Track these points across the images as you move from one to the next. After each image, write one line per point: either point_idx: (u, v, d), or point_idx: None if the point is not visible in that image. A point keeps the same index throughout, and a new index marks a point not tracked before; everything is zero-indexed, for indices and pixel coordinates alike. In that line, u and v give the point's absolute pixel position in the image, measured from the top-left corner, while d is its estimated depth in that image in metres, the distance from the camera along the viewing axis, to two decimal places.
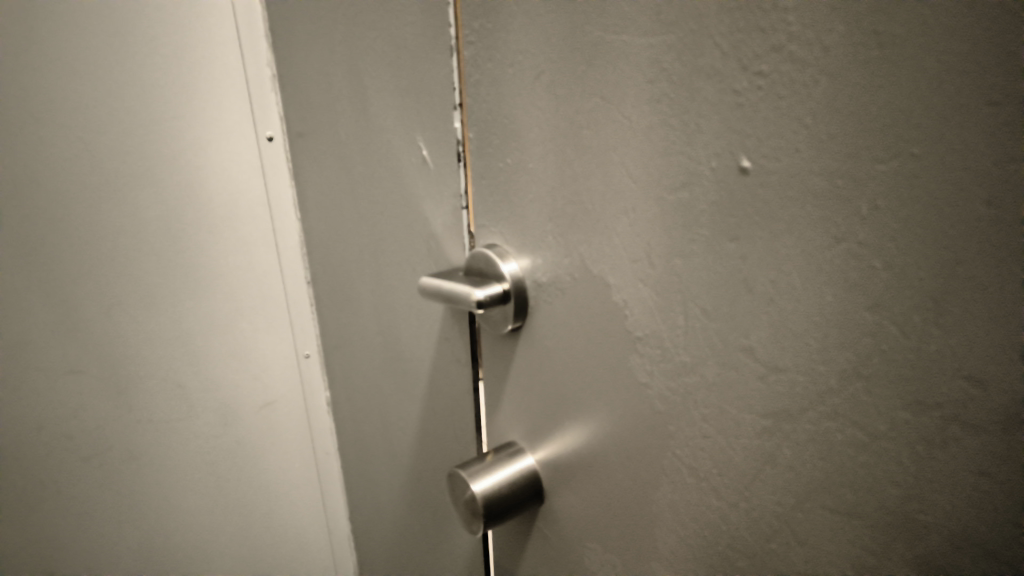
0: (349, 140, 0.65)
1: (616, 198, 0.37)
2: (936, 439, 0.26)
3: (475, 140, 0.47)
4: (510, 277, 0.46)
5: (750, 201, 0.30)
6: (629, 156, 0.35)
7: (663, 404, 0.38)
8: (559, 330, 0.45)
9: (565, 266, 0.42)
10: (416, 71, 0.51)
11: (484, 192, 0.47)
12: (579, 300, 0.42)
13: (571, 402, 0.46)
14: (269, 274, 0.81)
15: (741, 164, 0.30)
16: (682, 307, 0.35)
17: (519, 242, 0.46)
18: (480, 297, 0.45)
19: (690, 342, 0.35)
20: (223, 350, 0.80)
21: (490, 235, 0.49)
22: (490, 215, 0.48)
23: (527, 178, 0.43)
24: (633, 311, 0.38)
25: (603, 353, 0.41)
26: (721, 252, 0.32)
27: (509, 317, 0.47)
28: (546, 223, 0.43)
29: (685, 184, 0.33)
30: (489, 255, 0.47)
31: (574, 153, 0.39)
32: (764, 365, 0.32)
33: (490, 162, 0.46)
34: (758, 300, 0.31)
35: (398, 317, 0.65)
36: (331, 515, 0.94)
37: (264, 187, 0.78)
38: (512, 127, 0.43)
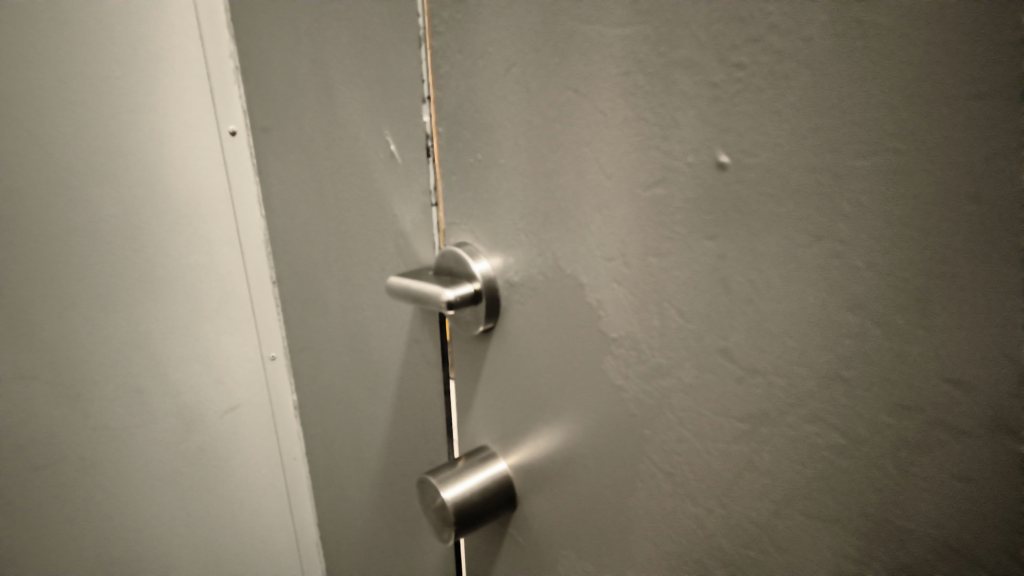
0: (315, 135, 0.62)
1: (589, 195, 0.36)
2: (920, 444, 0.25)
3: (444, 135, 0.45)
4: (481, 276, 0.45)
5: (728, 198, 0.29)
6: (603, 151, 0.34)
7: (639, 408, 0.37)
8: (532, 331, 0.43)
9: (538, 265, 0.41)
10: (384, 63, 0.49)
11: (454, 189, 0.46)
12: (552, 301, 0.41)
13: (545, 406, 0.44)
14: (233, 274, 0.79)
15: (719, 160, 0.29)
16: (658, 308, 0.34)
17: (490, 241, 0.44)
18: (450, 298, 0.43)
19: (666, 344, 0.34)
20: (185, 352, 0.77)
21: (460, 234, 0.47)
22: (460, 213, 0.46)
23: (498, 174, 0.41)
24: (607, 312, 0.37)
25: (576, 355, 0.40)
26: (697, 251, 0.31)
27: (480, 318, 0.45)
28: (518, 220, 0.41)
29: (660, 180, 0.32)
30: (460, 254, 0.46)
31: (547, 149, 0.37)
32: (742, 367, 0.31)
33: (460, 157, 0.44)
34: (735, 301, 0.30)
35: (367, 317, 0.63)
36: (298, 520, 0.92)
37: (227, 183, 0.76)
38: (483, 121, 0.41)
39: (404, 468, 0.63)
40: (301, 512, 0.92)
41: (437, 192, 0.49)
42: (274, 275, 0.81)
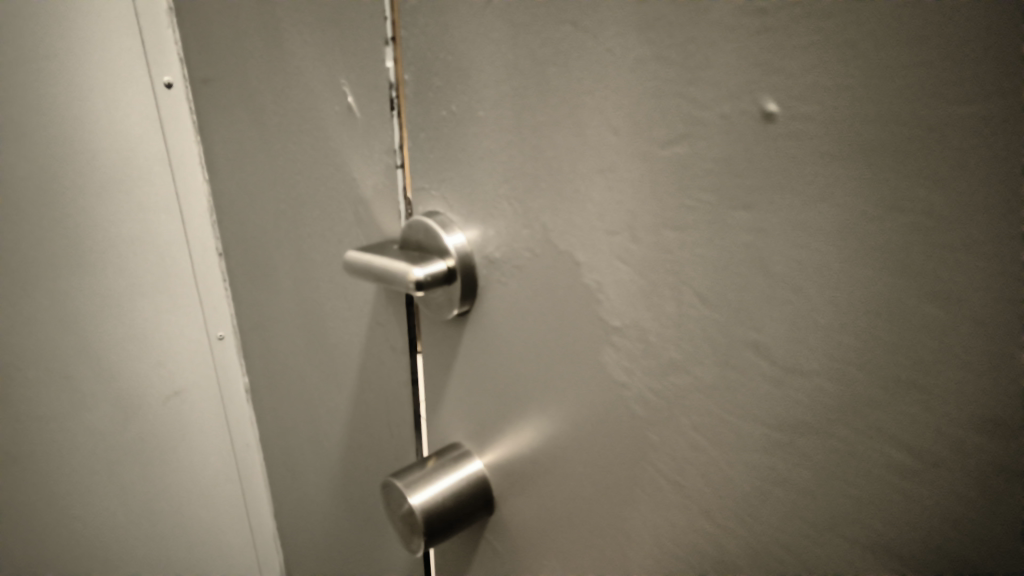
0: (262, 86, 0.54)
1: (591, 155, 0.29)
2: (1012, 469, 0.20)
3: (411, 83, 0.38)
4: (455, 252, 0.38)
5: (774, 158, 0.23)
6: (610, 100, 0.28)
7: (644, 409, 0.31)
8: (514, 315, 0.37)
9: (523, 239, 0.34)
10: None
11: (423, 148, 0.39)
12: (539, 282, 0.34)
13: (529, 402, 0.39)
14: (174, 246, 0.71)
15: (765, 108, 0.23)
16: (673, 294, 0.28)
17: (466, 210, 0.38)
18: (419, 277, 0.37)
19: (682, 336, 0.28)
20: (120, 332, 0.69)
21: (430, 200, 0.40)
22: (429, 177, 0.39)
23: (476, 130, 0.34)
24: (608, 295, 0.31)
25: (569, 345, 0.34)
26: (728, 224, 0.25)
27: (453, 301, 0.39)
28: (499, 185, 0.34)
29: (684, 135, 0.25)
30: (429, 225, 0.39)
31: (538, 98, 0.31)
32: (780, 367, 0.25)
33: (430, 110, 0.37)
34: (776, 286, 0.24)
35: (324, 295, 0.56)
36: (252, 511, 0.85)
37: (164, 143, 0.67)
38: (458, 65, 0.34)
39: (367, 460, 0.57)
40: (256, 504, 0.85)
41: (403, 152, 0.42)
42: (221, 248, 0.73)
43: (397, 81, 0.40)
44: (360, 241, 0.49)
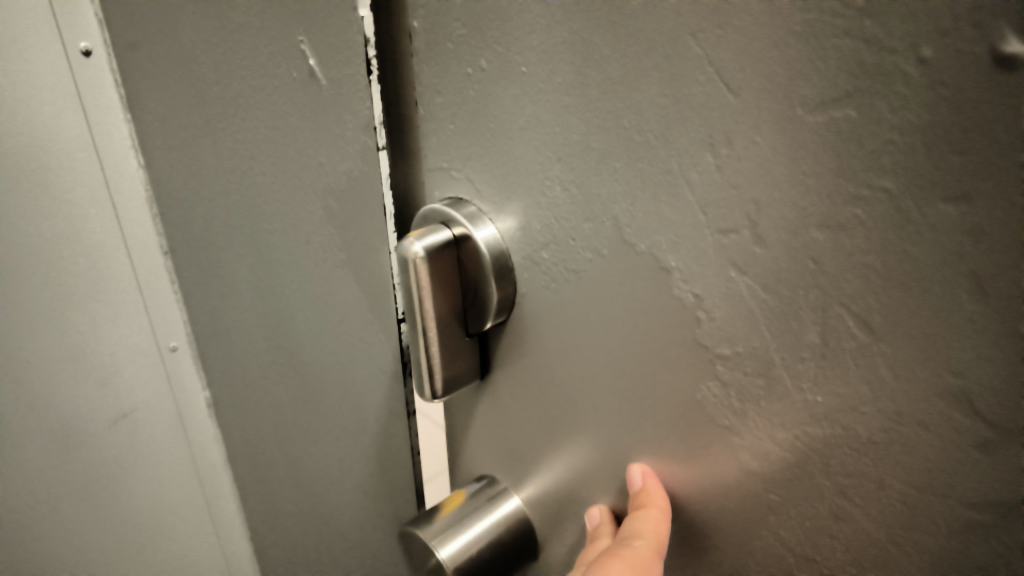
0: (199, 49, 0.44)
1: (687, 122, 0.20)
2: None
3: (419, 33, 0.29)
4: (483, 242, 0.29)
5: (1013, 123, 0.15)
6: (722, 44, 0.19)
7: (763, 462, 0.22)
8: (561, 329, 0.28)
9: (582, 233, 0.25)
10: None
11: (443, 118, 0.30)
12: (599, 290, 0.25)
13: (578, 440, 0.29)
14: (108, 247, 0.59)
15: (1001, 50, 0.14)
16: (815, 316, 0.19)
17: (497, 194, 0.28)
18: (421, 251, 0.27)
19: (826, 374, 0.20)
20: (65, 357, 0.58)
21: (451, 182, 0.31)
22: (450, 153, 0.30)
23: (515, 90, 0.25)
24: (712, 313, 0.22)
25: (648, 371, 0.25)
26: (920, 222, 0.17)
27: (482, 287, 0.29)
28: (549, 163, 0.25)
29: (853, 93, 0.17)
30: (450, 216, 0.29)
31: (609, 47, 0.21)
32: (992, 427, 0.17)
33: (449, 67, 0.28)
34: (1001, 313, 0.16)
35: (293, 298, 0.48)
36: (219, 517, 0.75)
37: (89, 123, 0.55)
38: (489, 3, 0.25)
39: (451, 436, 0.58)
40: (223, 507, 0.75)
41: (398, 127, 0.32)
42: (162, 241, 0.62)
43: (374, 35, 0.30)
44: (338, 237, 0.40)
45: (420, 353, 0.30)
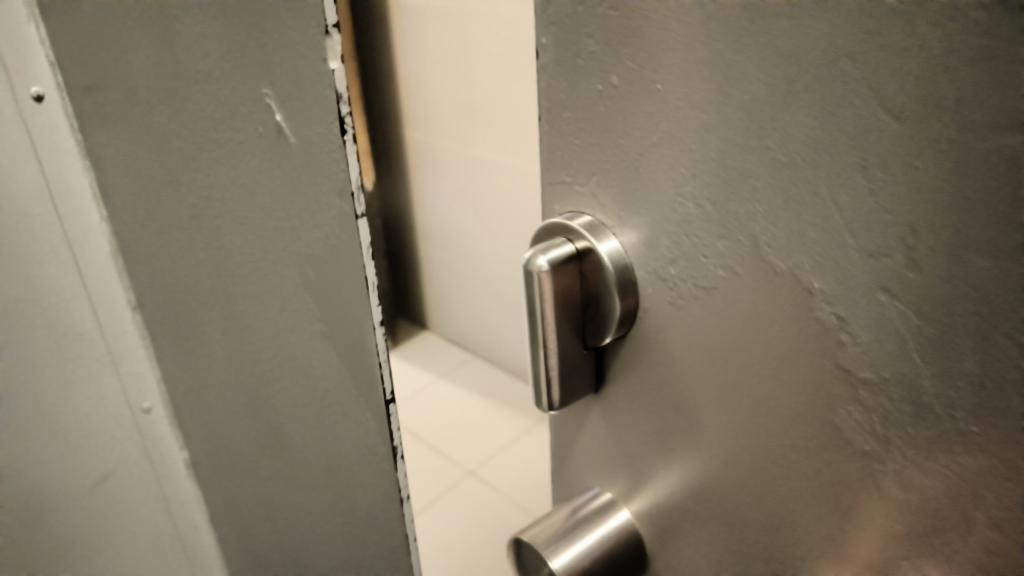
0: (157, 97, 0.42)
1: (847, 132, 0.18)
2: None
3: (550, 39, 0.26)
4: (607, 254, 0.27)
5: None
6: (884, 65, 0.17)
7: (907, 495, 0.20)
8: (681, 349, 0.26)
9: (716, 248, 0.23)
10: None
11: (563, 133, 0.27)
12: (732, 307, 0.23)
13: (692, 463, 0.27)
14: (72, 308, 0.52)
15: None
16: (978, 345, 0.18)
17: (626, 211, 0.26)
18: (542, 264, 0.27)
19: (988, 405, 0.18)
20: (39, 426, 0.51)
21: (569, 196, 0.28)
22: (574, 165, 0.27)
23: (650, 103, 0.23)
24: (857, 338, 0.20)
25: (779, 394, 0.23)
26: None
27: (605, 302, 0.27)
28: (681, 179, 0.23)
29: None
30: (572, 227, 0.27)
31: (759, 60, 0.20)
32: None
33: (576, 80, 0.26)
34: None
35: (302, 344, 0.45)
36: None
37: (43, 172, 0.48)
38: (631, 13, 0.23)
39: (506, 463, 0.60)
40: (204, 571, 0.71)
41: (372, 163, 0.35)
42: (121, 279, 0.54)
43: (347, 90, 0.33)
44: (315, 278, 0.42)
45: (537, 362, 0.29)
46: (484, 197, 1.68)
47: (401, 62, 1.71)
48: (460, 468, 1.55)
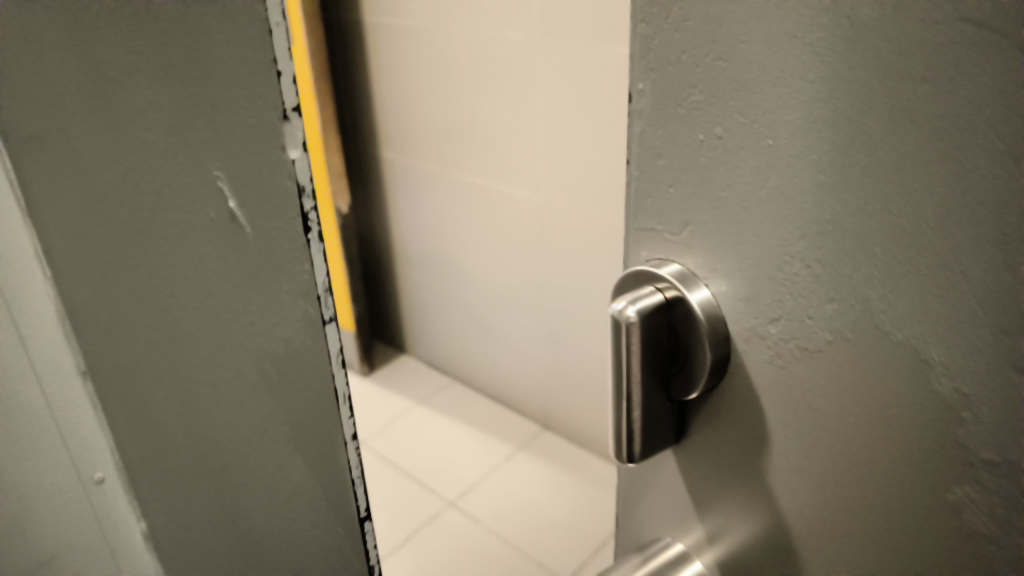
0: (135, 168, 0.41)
1: (876, 223, 0.28)
2: None
3: (662, 134, 0.36)
4: (693, 301, 0.36)
5: None
6: (1016, 134, 0.24)
7: (995, 489, 0.27)
8: (788, 378, 0.34)
9: (834, 307, 0.31)
10: (208, 55, 0.39)
11: (673, 181, 0.36)
12: (849, 350, 0.31)
13: (801, 470, 0.35)
14: None
15: None
16: None
17: (720, 264, 0.36)
18: (633, 313, 0.36)
19: None
20: None
21: (655, 243, 0.39)
22: (666, 218, 0.38)
23: (756, 159, 0.32)
24: (949, 373, 0.28)
25: (882, 413, 0.30)
26: None
27: (694, 340, 0.37)
28: (790, 237, 0.32)
29: None
30: (659, 276, 0.37)
31: (864, 141, 0.28)
32: None
33: (676, 133, 0.35)
34: None
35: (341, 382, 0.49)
36: None
37: None
38: (740, 79, 0.32)
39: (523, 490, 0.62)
40: None
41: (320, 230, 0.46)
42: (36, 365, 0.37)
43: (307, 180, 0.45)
44: (277, 373, 0.48)
45: (623, 388, 0.38)
46: (463, 218, 1.75)
47: (379, 87, 1.75)
48: (441, 500, 1.63)
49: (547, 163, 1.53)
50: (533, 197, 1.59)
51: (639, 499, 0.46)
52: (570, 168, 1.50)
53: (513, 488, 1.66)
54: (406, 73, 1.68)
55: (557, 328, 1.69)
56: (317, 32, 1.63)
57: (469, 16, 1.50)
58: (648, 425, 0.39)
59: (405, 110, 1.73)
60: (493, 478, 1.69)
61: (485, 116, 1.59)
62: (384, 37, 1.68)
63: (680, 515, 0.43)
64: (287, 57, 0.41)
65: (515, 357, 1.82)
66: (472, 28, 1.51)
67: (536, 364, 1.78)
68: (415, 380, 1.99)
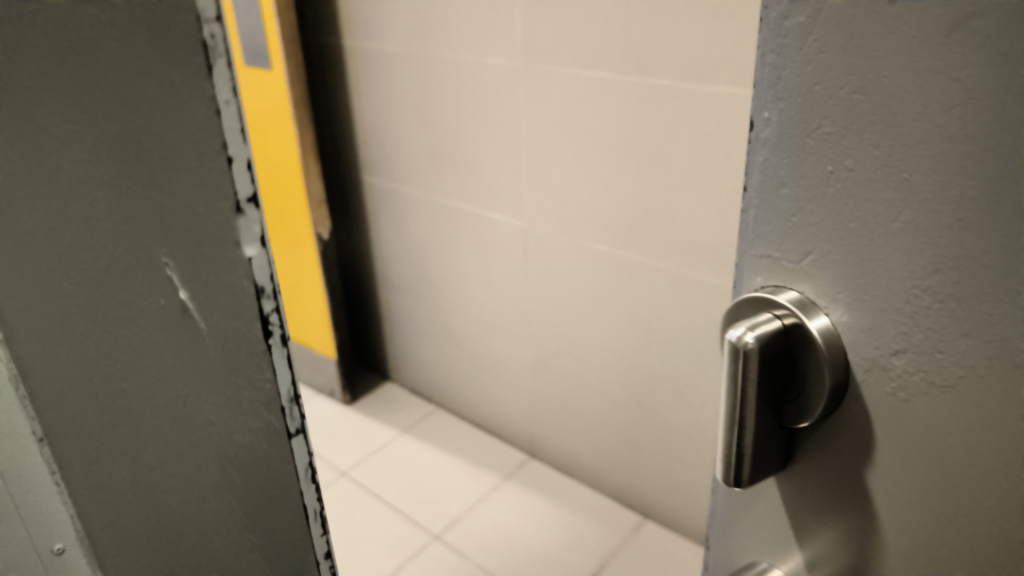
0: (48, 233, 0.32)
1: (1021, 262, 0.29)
2: None
3: (787, 163, 0.37)
4: (812, 327, 0.37)
5: None
6: None
7: None
8: (912, 412, 0.35)
9: (968, 342, 0.32)
10: (141, 124, 0.29)
11: (795, 211, 0.38)
12: (982, 386, 0.32)
13: (925, 504, 0.35)
14: None
15: None
16: None
17: (842, 293, 0.36)
18: (752, 339, 0.37)
19: None
20: None
21: (771, 269, 0.40)
22: (784, 245, 0.39)
23: (891, 194, 0.33)
24: None
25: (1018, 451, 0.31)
26: None
27: (813, 366, 0.37)
28: (922, 271, 0.33)
29: None
30: (777, 303, 0.38)
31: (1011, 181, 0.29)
32: None
33: (803, 163, 0.37)
34: None
35: None
36: None
37: None
38: (877, 114, 0.33)
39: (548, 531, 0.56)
40: None
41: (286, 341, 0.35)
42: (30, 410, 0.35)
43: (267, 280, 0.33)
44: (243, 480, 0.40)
45: (735, 412, 0.38)
46: (446, 244, 1.72)
47: (360, 111, 1.73)
48: (426, 533, 1.58)
49: (530, 188, 1.52)
50: (516, 223, 1.57)
51: (732, 525, 0.47)
52: (555, 193, 1.49)
53: (499, 521, 1.62)
54: (387, 98, 1.67)
55: (542, 354, 1.67)
56: (295, 57, 1.61)
57: (451, 41, 1.50)
58: (761, 452, 0.40)
59: (386, 135, 1.71)
60: (478, 509, 1.64)
61: (468, 142, 1.57)
62: (364, 62, 1.66)
63: (781, 541, 0.43)
64: (240, 140, 0.30)
65: (499, 385, 1.78)
66: (454, 53, 1.50)
67: (521, 392, 1.75)
68: (396, 410, 1.94)
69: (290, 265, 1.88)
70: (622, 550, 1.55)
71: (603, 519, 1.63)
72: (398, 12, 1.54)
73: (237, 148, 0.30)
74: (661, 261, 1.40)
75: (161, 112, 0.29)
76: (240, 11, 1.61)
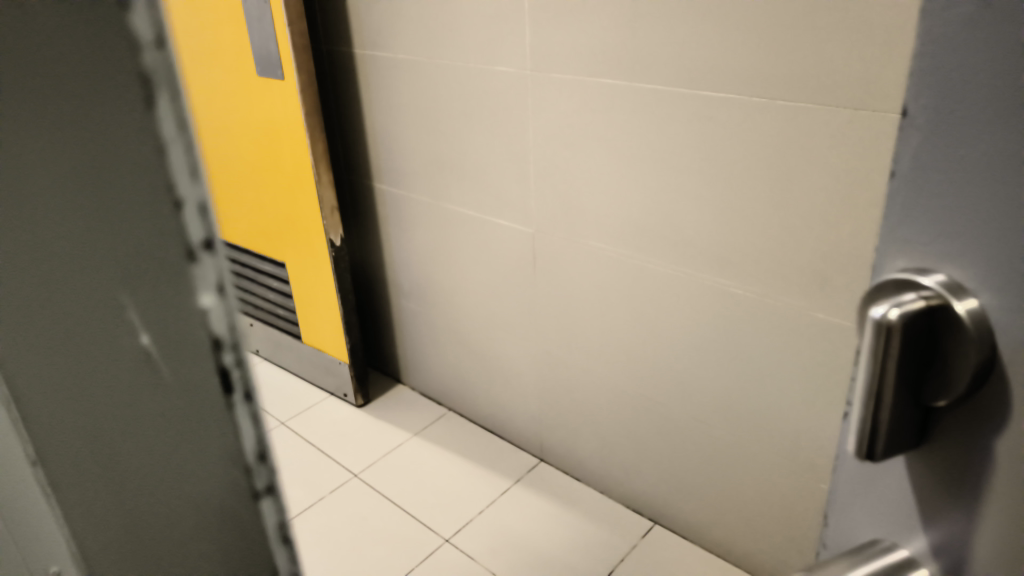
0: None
1: None
2: None
3: (951, 144, 0.29)
4: (969, 313, 0.27)
5: None
6: None
7: None
8: None
9: None
10: (79, 125, 0.21)
11: (966, 185, 0.28)
12: None
13: None
14: None
15: None
16: None
17: (1017, 291, 0.27)
18: (893, 316, 0.28)
19: None
20: None
21: (922, 259, 0.30)
22: (933, 238, 0.30)
23: None
24: None
25: None
26: None
27: (961, 357, 0.28)
28: None
29: None
30: (922, 284, 0.29)
31: None
32: None
33: (969, 130, 0.28)
34: None
35: None
36: None
37: None
38: None
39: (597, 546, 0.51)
40: None
41: (249, 394, 0.28)
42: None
43: (224, 327, 0.26)
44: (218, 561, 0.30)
45: (865, 409, 0.30)
46: (457, 250, 1.74)
47: (372, 118, 1.75)
48: (439, 536, 1.59)
49: (539, 195, 1.53)
50: (526, 229, 1.58)
51: (849, 504, 0.37)
52: (563, 199, 1.49)
53: (510, 525, 1.63)
54: (398, 106, 1.68)
55: (551, 359, 1.68)
56: (307, 66, 1.61)
57: (460, 49, 1.51)
58: (897, 434, 0.31)
59: (397, 142, 1.73)
60: (489, 513, 1.66)
61: (476, 149, 1.59)
62: (375, 71, 1.68)
63: (905, 518, 0.34)
64: (191, 180, 0.23)
65: (509, 389, 1.80)
66: (463, 61, 1.51)
67: (530, 397, 1.76)
68: (408, 413, 1.96)
69: (304, 271, 1.89)
70: (631, 555, 1.56)
71: (611, 523, 1.63)
72: (409, 21, 1.56)
73: (182, 181, 0.23)
74: (668, 268, 1.40)
75: (90, 112, 0.21)
76: (252, 21, 1.62)
